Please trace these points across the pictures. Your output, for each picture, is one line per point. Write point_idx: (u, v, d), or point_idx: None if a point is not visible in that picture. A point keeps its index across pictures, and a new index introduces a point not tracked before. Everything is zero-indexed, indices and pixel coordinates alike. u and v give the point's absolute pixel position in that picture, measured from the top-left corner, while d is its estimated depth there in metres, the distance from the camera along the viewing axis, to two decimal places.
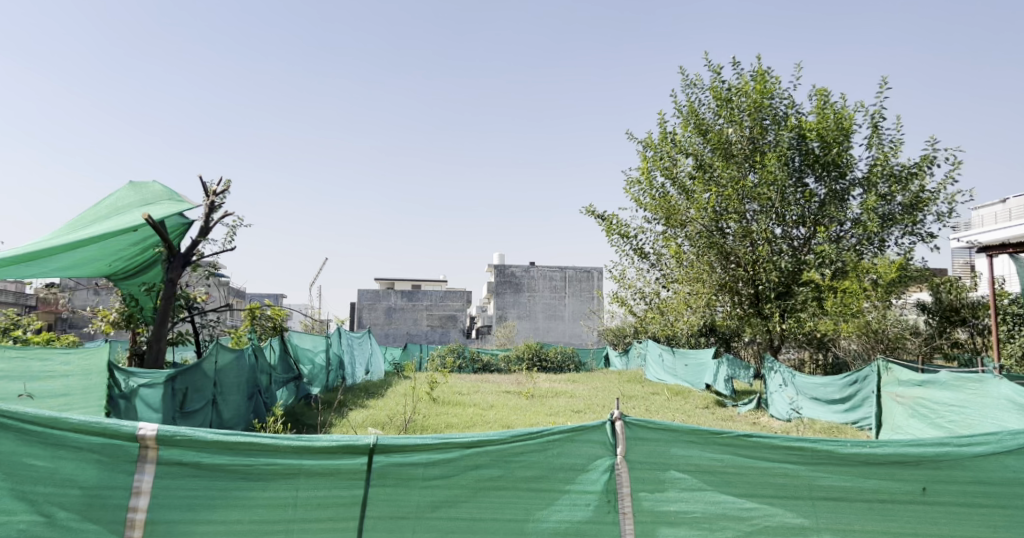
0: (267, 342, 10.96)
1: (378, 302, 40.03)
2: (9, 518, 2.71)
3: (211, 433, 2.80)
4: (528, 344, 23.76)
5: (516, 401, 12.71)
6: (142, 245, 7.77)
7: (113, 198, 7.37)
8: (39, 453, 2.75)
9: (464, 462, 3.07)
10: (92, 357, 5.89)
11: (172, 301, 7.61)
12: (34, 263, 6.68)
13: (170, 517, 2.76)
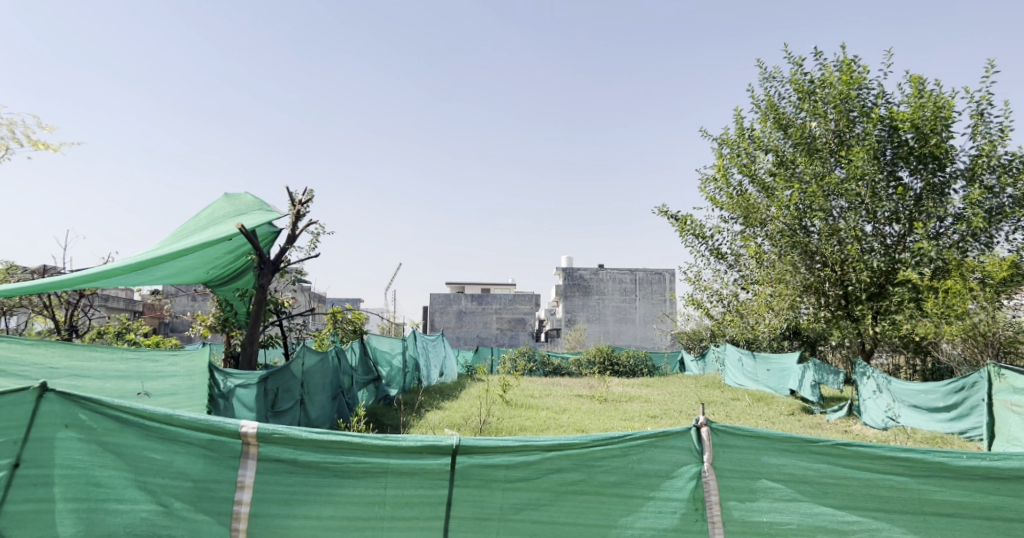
0: (348, 344, 11.36)
1: (450, 305, 40.61)
2: (134, 507, 2.94)
3: (305, 432, 2.95)
4: (599, 348, 23.49)
5: (589, 405, 12.60)
6: (235, 253, 8.22)
7: (210, 210, 7.86)
8: (156, 447, 2.96)
9: (546, 466, 3.08)
10: (196, 359, 6.32)
11: (262, 305, 8.02)
12: (142, 272, 7.21)
13: (271, 511, 2.91)
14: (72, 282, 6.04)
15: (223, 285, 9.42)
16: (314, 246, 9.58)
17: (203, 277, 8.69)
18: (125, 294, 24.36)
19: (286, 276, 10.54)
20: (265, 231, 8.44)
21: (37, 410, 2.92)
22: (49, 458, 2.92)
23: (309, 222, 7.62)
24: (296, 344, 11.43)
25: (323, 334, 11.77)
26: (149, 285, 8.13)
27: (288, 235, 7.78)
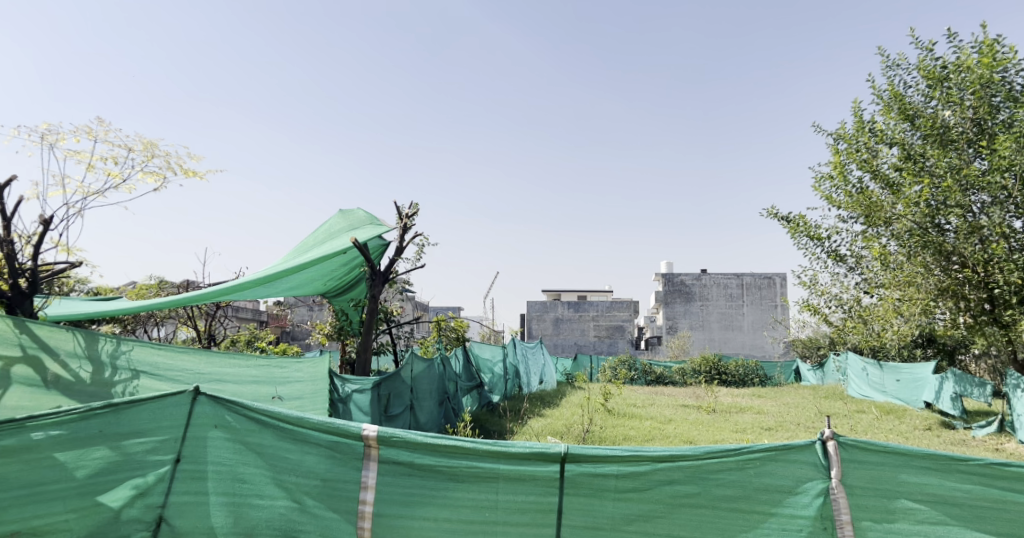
0: (452, 351, 11.68)
1: (548, 312, 40.58)
2: (273, 503, 3.14)
3: (421, 436, 3.06)
4: (704, 356, 22.65)
5: (697, 415, 12.19)
6: (349, 265, 8.70)
7: (326, 226, 8.39)
8: (290, 447, 3.16)
9: (657, 477, 3.01)
10: (318, 365, 6.73)
11: (375, 315, 8.44)
12: (270, 285, 7.79)
13: (393, 511, 3.04)
14: (211, 295, 6.62)
15: (339, 296, 9.96)
16: (420, 258, 9.95)
17: (321, 289, 9.24)
18: (247, 304, 26.25)
19: (394, 286, 11.02)
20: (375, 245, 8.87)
21: (191, 411, 3.17)
22: (202, 455, 3.15)
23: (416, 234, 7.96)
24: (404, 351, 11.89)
25: (429, 341, 12.17)
26: (273, 297, 8.74)
27: (396, 248, 8.16)
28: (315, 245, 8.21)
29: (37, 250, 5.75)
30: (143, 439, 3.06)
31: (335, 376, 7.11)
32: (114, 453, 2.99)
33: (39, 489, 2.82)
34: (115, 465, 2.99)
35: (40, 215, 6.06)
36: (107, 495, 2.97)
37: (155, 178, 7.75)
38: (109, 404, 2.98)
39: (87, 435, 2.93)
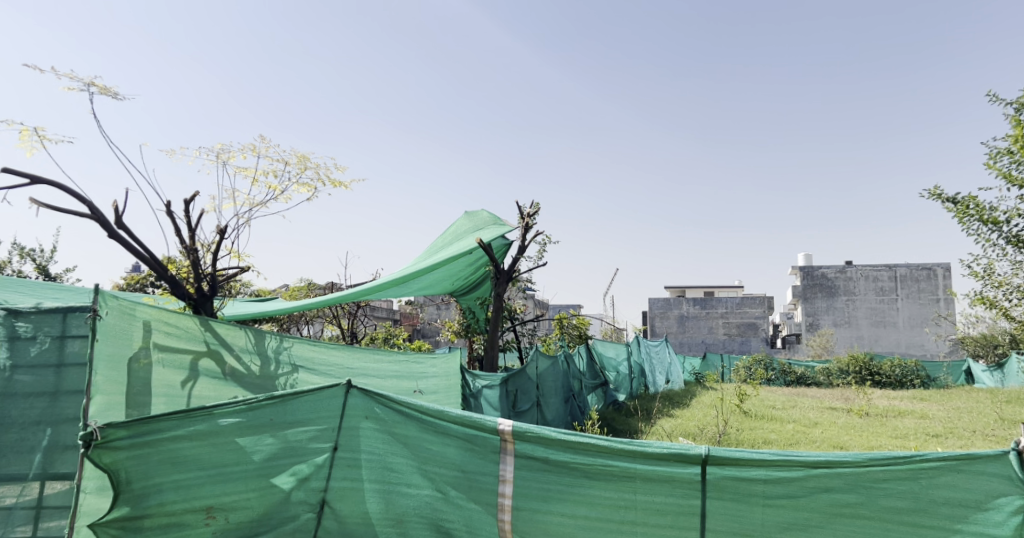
0: (575, 349, 11.64)
1: (672, 309, 39.07)
2: (419, 491, 3.28)
3: (555, 432, 3.01)
4: (852, 356, 20.96)
5: (847, 419, 11.29)
6: (474, 266, 8.95)
7: (453, 227, 8.69)
8: (432, 439, 3.27)
9: (812, 484, 2.79)
10: (451, 360, 6.98)
11: (500, 313, 8.61)
12: (404, 284, 8.18)
13: (531, 505, 3.04)
14: (354, 295, 7.06)
15: (466, 294, 10.27)
16: (542, 257, 10.07)
17: (448, 289, 9.60)
18: (379, 304, 27.70)
19: (517, 284, 11.19)
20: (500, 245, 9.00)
21: (345, 403, 3.38)
22: (356, 444, 3.36)
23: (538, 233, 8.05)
24: (528, 348, 12.03)
25: (551, 339, 12.23)
26: (407, 297, 9.20)
27: (519, 247, 8.28)
28: (443, 247, 8.54)
29: (215, 258, 6.47)
30: (305, 427, 3.31)
31: (465, 373, 7.35)
32: (282, 440, 3.26)
33: (227, 469, 3.16)
34: (284, 451, 3.26)
35: (216, 225, 6.82)
36: (279, 478, 3.25)
37: (306, 189, 8.44)
38: (278, 395, 3.26)
39: (261, 423, 3.23)
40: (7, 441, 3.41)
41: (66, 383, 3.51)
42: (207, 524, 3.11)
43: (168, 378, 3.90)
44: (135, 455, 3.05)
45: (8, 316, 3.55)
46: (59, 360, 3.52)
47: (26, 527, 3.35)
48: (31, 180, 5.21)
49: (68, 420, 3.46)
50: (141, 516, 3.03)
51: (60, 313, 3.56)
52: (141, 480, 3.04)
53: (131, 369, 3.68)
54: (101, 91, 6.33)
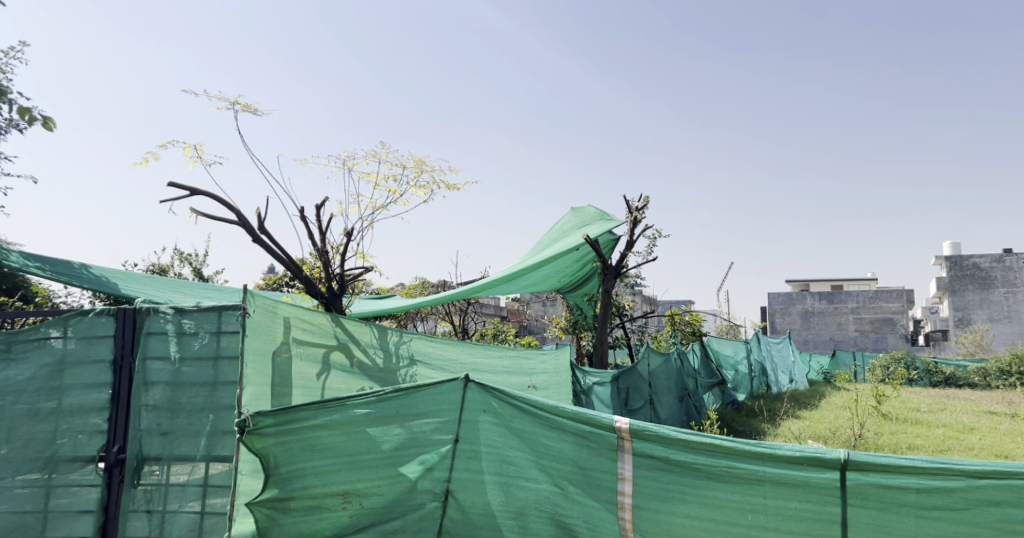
0: (689, 346, 11.24)
1: (795, 305, 36.75)
2: (538, 486, 3.28)
3: (675, 431, 2.91)
4: (1015, 354, 18.70)
5: (1009, 425, 10.08)
6: (582, 262, 8.86)
7: (560, 222, 8.42)
8: (548, 434, 3.25)
9: (975, 496, 2.51)
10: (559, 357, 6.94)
11: (608, 309, 8.47)
12: (512, 281, 8.26)
13: (652, 505, 2.95)
14: (464, 293, 7.22)
15: (573, 291, 10.19)
16: (651, 252, 9.80)
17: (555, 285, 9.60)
18: (489, 302, 28.12)
19: (627, 280, 10.98)
20: (607, 241, 8.66)
21: (464, 397, 3.46)
22: (475, 436, 3.43)
23: (649, 227, 7.81)
24: (639, 345, 11.78)
25: (663, 336, 11.90)
26: (515, 293, 9.30)
27: (627, 242, 8.10)
28: (550, 243, 8.47)
29: (343, 259, 6.87)
30: (428, 419, 3.43)
31: (576, 370, 7.39)
32: (408, 431, 3.41)
33: (359, 457, 3.35)
34: (410, 441, 3.41)
35: (344, 228, 7.27)
36: (406, 467, 3.39)
37: (423, 191, 8.80)
38: (402, 388, 3.41)
39: (388, 414, 3.39)
40: (178, 426, 3.81)
41: (222, 375, 3.86)
42: (344, 508, 3.32)
43: (305, 371, 4.20)
44: (280, 441, 3.30)
45: (175, 314, 3.94)
46: (216, 353, 3.89)
47: (196, 503, 3.73)
48: (190, 192, 5.80)
49: (226, 408, 3.81)
50: (288, 498, 3.28)
51: (216, 310, 3.93)
52: (287, 464, 3.30)
53: (275, 362, 4.00)
54: (246, 108, 6.94)
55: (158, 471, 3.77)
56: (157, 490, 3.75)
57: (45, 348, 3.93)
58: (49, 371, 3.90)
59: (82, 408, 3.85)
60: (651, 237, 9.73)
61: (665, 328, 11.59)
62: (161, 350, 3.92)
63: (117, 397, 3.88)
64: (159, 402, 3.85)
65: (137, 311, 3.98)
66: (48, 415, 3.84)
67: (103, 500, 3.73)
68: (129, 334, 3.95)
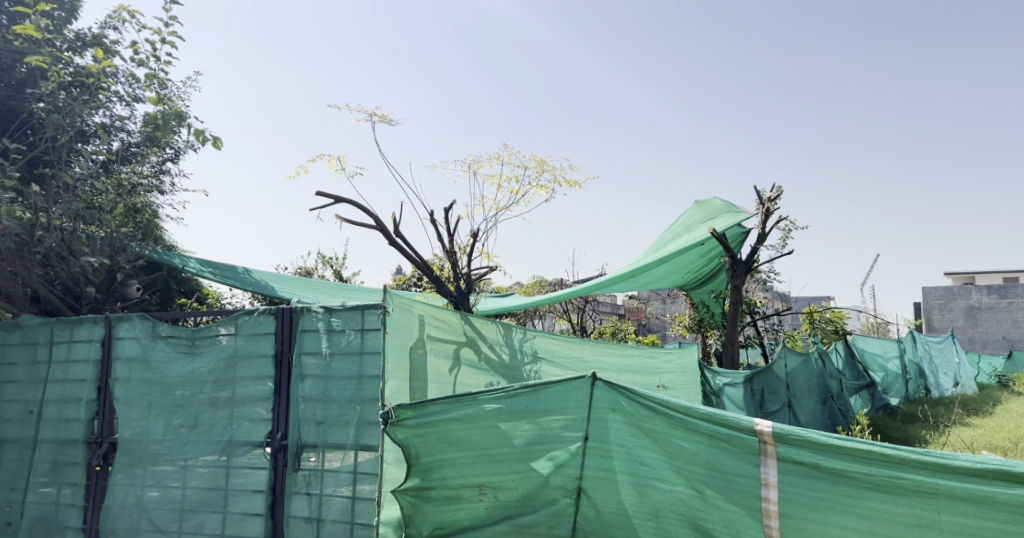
0: (832, 346, 10.46)
1: (957, 300, 33.07)
2: (673, 488, 3.16)
3: (824, 436, 2.74)
4: None
5: None
6: (708, 257, 8.51)
7: (683, 217, 7.93)
8: (681, 435, 3.14)
9: None
10: (687, 356, 6.70)
11: (739, 306, 8.06)
12: (633, 278, 8.12)
13: (803, 514, 2.78)
14: (584, 291, 7.20)
15: (697, 289, 9.80)
16: (785, 245, 9.23)
17: (679, 282, 9.31)
18: (611, 300, 27.92)
19: (758, 275, 10.43)
20: (736, 235, 8.23)
21: (592, 395, 3.41)
22: (605, 435, 3.36)
23: (784, 219, 7.36)
24: (773, 344, 11.14)
25: (801, 335, 11.17)
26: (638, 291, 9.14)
27: (758, 235, 7.66)
28: (672, 238, 8.13)
29: (468, 259, 7.11)
30: (558, 416, 3.44)
31: (705, 370, 7.13)
32: (537, 427, 3.44)
33: (492, 451, 3.45)
34: (541, 437, 3.43)
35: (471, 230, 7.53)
36: (537, 463, 3.42)
37: (544, 191, 8.88)
38: (530, 385, 3.46)
39: (518, 410, 3.46)
40: (331, 416, 4.13)
41: (366, 369, 4.13)
42: (480, 500, 3.43)
43: (438, 366, 4.38)
44: (420, 433, 3.50)
45: (324, 312, 4.27)
46: (361, 349, 4.16)
47: (348, 488, 4.01)
48: (334, 200, 6.26)
49: (370, 400, 4.08)
50: (428, 487, 3.47)
51: (360, 309, 4.22)
52: (426, 455, 3.48)
53: (412, 357, 4.22)
54: (382, 119, 7.37)
55: (314, 458, 4.12)
56: (314, 475, 4.09)
57: (221, 344, 4.44)
58: (224, 364, 4.40)
59: (251, 398, 4.30)
60: (785, 229, 9.14)
61: (803, 326, 10.88)
62: (314, 346, 4.26)
63: (279, 388, 4.27)
64: (314, 394, 4.20)
65: (293, 310, 4.36)
66: (224, 403, 4.33)
67: (271, 481, 4.14)
68: (287, 332, 4.34)
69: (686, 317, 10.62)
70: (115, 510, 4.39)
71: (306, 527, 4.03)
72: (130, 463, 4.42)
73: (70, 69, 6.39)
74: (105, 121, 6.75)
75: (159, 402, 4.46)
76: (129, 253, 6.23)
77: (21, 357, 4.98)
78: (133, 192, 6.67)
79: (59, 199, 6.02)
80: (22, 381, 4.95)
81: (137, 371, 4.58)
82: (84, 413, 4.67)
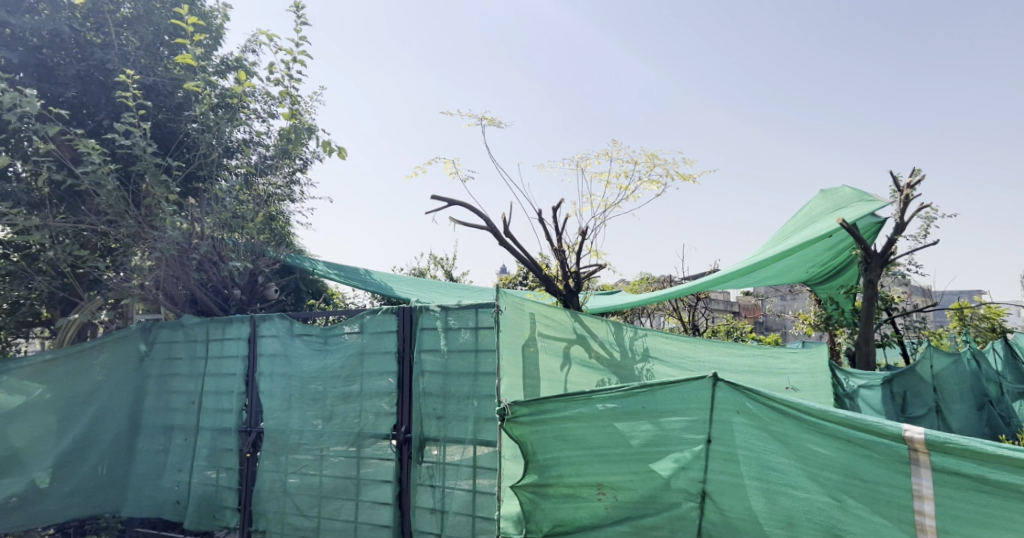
0: (987, 345, 9.43)
1: None
2: (809, 496, 2.96)
3: (989, 445, 2.49)
4: None
5: None
6: (835, 250, 7.96)
7: (808, 207, 7.47)
8: (816, 440, 2.95)
9: None
10: (815, 356, 6.29)
11: (874, 303, 7.42)
12: (752, 274, 7.76)
13: (965, 531, 2.53)
14: (699, 287, 6.98)
15: (823, 285, 9.19)
16: (926, 235, 8.42)
17: (802, 277, 8.77)
18: (723, 297, 26.76)
19: (895, 269, 9.62)
20: (869, 225, 7.61)
21: (713, 396, 3.27)
22: (730, 438, 3.21)
23: (925, 205, 6.70)
24: (914, 344, 10.22)
25: (947, 334, 10.17)
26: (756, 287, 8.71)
27: (895, 225, 7.05)
28: (795, 231, 7.68)
29: (578, 257, 7.08)
30: (678, 417, 3.33)
31: (836, 371, 6.67)
32: (656, 428, 3.35)
33: (609, 451, 3.41)
34: (660, 438, 3.34)
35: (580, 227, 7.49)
36: (657, 464, 3.33)
37: (656, 186, 8.66)
38: (646, 385, 3.38)
39: (634, 410, 3.40)
40: (450, 411, 4.26)
41: (482, 366, 4.23)
42: (599, 499, 3.40)
43: (549, 364, 4.37)
44: (535, 430, 3.55)
45: (442, 311, 4.42)
46: (476, 347, 4.27)
47: (468, 482, 4.12)
48: (448, 203, 6.44)
49: (486, 397, 4.17)
50: (547, 484, 3.50)
51: (474, 309, 4.32)
52: (543, 453, 3.53)
53: (524, 355, 4.26)
54: (491, 123, 7.49)
55: (437, 451, 4.27)
56: (437, 467, 4.24)
57: (348, 341, 4.71)
58: (353, 360, 4.67)
59: (376, 393, 4.53)
60: (927, 218, 8.30)
61: (949, 324, 9.90)
62: (433, 343, 4.42)
63: (402, 383, 4.47)
64: (433, 390, 4.35)
65: (413, 309, 4.54)
66: (353, 397, 4.59)
67: (398, 472, 4.34)
68: (407, 330, 4.53)
69: (812, 315, 9.98)
70: (264, 493, 4.78)
71: (430, 517, 4.19)
72: (275, 451, 4.79)
73: (217, 92, 7.02)
74: (245, 136, 7.36)
75: (297, 394, 4.81)
76: (267, 258, 6.85)
77: (184, 353, 5.53)
78: (269, 201, 7.24)
79: (210, 210, 6.61)
80: (185, 374, 5.50)
81: (278, 366, 4.96)
82: (235, 404, 5.13)
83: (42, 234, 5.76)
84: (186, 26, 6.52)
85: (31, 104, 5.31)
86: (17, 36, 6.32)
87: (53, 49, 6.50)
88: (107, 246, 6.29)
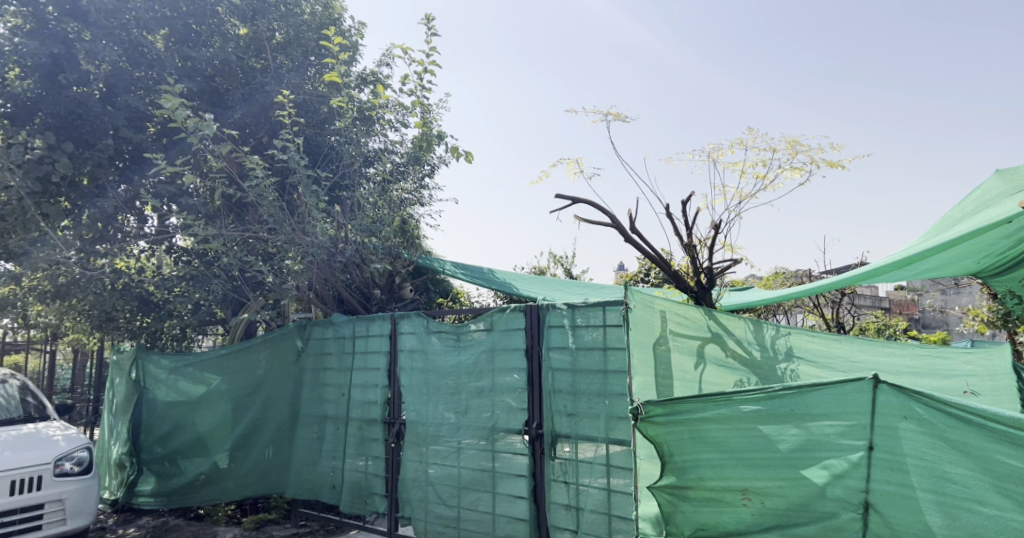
0: None
1: None
2: (999, 513, 2.62)
3: None
4: None
5: None
6: (1014, 239, 7.04)
7: (979, 191, 6.67)
8: (1007, 450, 2.61)
9: None
10: (994, 356, 5.58)
11: None
12: (910, 266, 7.05)
13: None
14: (848, 281, 6.45)
15: (998, 278, 8.17)
16: None
17: (972, 269, 7.84)
18: (870, 293, 24.58)
19: None
20: None
21: (873, 399, 2.99)
22: (896, 446, 2.92)
23: None
24: None
25: None
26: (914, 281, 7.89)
27: None
28: (963, 218, 6.88)
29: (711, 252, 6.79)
30: (833, 422, 3.08)
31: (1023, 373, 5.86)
32: (807, 432, 3.13)
33: (753, 455, 3.23)
34: (812, 443, 3.11)
35: (712, 222, 7.17)
36: (810, 471, 3.10)
37: (797, 174, 8.07)
38: (791, 386, 3.16)
39: (780, 412, 3.18)
40: (582, 409, 4.24)
41: (611, 364, 4.16)
42: (744, 504, 3.23)
43: (682, 364, 4.15)
44: (671, 430, 3.45)
45: (568, 309, 4.40)
46: (604, 344, 4.21)
47: (603, 480, 4.07)
48: (573, 201, 6.42)
49: (617, 395, 4.10)
50: (686, 487, 3.39)
51: (601, 306, 4.27)
52: (680, 454, 3.42)
53: (655, 354, 4.15)
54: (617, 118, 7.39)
55: (569, 448, 4.27)
56: (569, 463, 4.24)
57: (478, 338, 4.85)
58: (485, 357, 4.78)
59: (509, 389, 4.61)
60: None
61: None
62: (561, 341, 4.42)
63: (532, 380, 4.52)
64: (563, 387, 4.36)
65: (540, 307, 4.58)
66: (488, 393, 4.70)
67: (532, 467, 4.40)
68: (535, 328, 4.57)
69: (985, 311, 8.87)
70: (408, 482, 5.04)
71: (566, 514, 4.20)
72: (418, 442, 5.03)
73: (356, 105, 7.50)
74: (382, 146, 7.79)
75: (435, 389, 5.01)
76: (403, 260, 7.22)
77: (334, 349, 5.94)
78: (403, 206, 7.62)
79: (354, 216, 7.07)
80: (334, 369, 5.91)
81: (416, 362, 5.19)
82: (379, 397, 5.45)
83: (218, 242, 6.44)
84: (331, 46, 7.01)
85: (209, 127, 5.96)
86: (195, 67, 7.04)
87: (223, 77, 7.22)
88: (267, 253, 6.92)
